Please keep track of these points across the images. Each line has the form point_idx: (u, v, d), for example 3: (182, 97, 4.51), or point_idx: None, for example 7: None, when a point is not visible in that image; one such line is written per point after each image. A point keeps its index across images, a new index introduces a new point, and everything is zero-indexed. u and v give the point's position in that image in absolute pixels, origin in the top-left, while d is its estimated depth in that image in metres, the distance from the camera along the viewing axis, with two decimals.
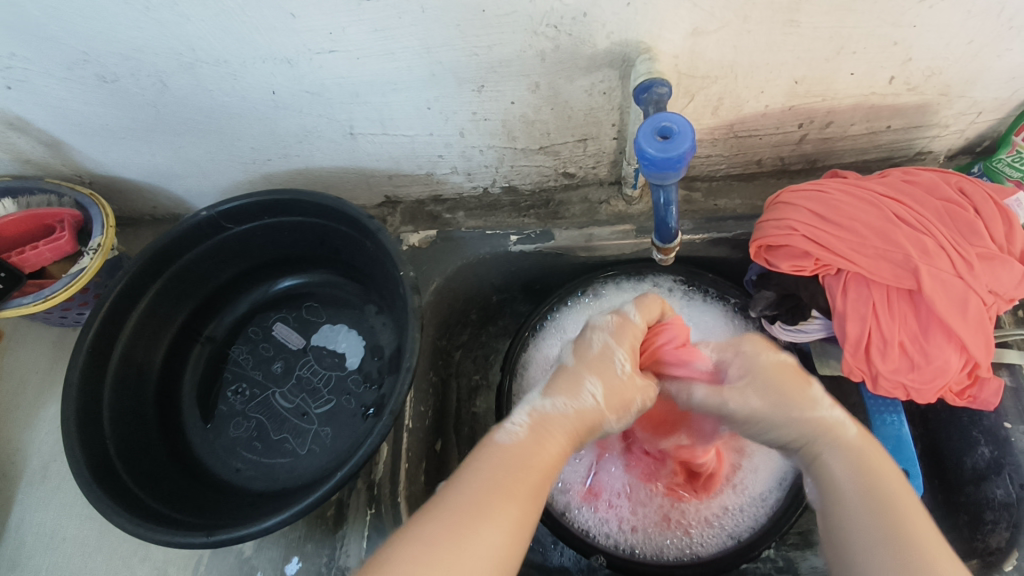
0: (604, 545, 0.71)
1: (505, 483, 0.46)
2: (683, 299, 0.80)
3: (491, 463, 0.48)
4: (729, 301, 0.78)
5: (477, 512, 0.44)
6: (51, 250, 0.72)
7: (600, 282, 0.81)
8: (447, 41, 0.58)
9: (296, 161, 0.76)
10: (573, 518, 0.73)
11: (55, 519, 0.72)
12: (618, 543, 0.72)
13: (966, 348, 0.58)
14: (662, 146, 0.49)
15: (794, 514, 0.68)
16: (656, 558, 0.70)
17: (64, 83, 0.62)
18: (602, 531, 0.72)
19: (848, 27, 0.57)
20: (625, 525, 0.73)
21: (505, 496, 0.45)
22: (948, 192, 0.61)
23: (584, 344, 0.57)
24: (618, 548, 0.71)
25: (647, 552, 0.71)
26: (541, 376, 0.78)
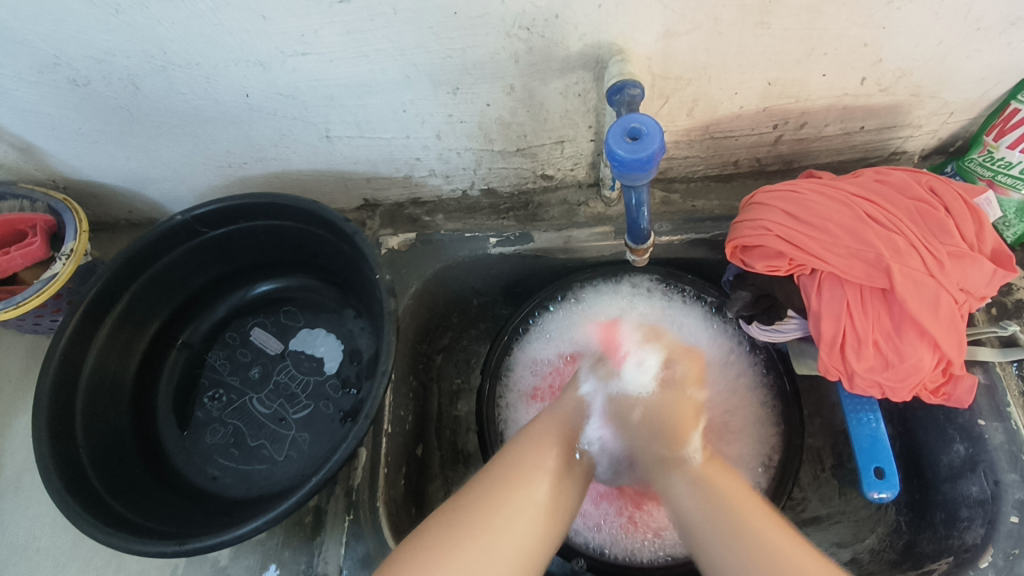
0: (576, 544, 0.71)
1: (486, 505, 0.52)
2: (662, 299, 0.80)
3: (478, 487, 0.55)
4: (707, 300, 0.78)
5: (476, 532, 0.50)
6: (22, 256, 0.71)
7: (578, 286, 0.81)
8: (421, 43, 0.58)
9: (273, 165, 0.75)
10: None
11: (28, 530, 0.71)
12: (587, 541, 0.72)
13: (939, 346, 0.58)
14: (632, 147, 0.48)
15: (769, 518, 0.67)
16: (626, 559, 0.70)
17: (35, 86, 0.62)
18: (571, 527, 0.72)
19: (818, 30, 0.57)
20: (594, 523, 0.73)
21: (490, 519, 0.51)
22: (919, 191, 0.62)
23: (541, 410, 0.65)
24: (587, 546, 0.71)
25: (617, 553, 0.71)
26: (528, 374, 0.81)
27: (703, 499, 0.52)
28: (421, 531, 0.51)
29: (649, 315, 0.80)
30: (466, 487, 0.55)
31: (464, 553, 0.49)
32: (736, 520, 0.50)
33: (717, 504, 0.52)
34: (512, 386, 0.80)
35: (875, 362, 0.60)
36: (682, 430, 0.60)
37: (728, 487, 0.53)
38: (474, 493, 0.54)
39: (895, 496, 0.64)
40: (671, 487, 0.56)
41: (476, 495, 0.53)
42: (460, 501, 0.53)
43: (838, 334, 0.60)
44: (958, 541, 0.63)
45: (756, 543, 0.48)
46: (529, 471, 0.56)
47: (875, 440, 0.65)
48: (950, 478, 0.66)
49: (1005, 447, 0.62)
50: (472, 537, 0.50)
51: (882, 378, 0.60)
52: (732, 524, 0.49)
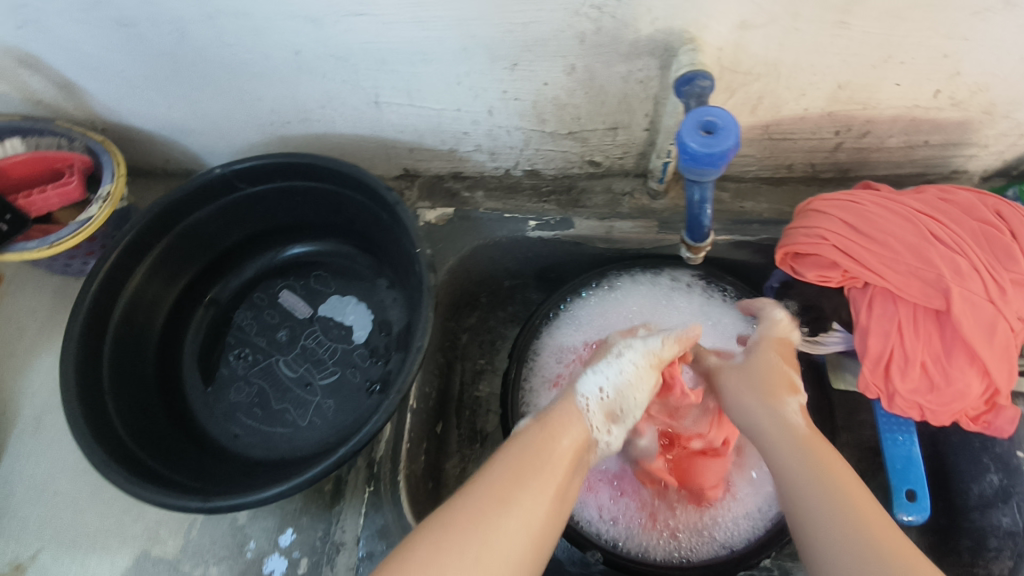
0: (588, 533, 0.70)
1: (497, 488, 0.47)
2: (701, 295, 0.78)
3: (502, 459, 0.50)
4: None
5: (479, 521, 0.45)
6: (59, 196, 0.69)
7: (615, 275, 0.80)
8: (483, 15, 0.55)
9: (316, 126, 0.74)
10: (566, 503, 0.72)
11: (47, 471, 0.71)
12: (601, 533, 0.71)
13: (989, 373, 0.56)
14: (704, 141, 0.47)
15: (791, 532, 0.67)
16: (640, 556, 0.69)
17: (76, 24, 0.60)
18: (585, 517, 0.72)
19: (898, 35, 0.55)
20: (611, 515, 0.72)
21: (502, 500, 0.46)
22: (985, 214, 0.60)
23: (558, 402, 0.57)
24: (600, 537, 0.71)
25: (631, 548, 0.70)
26: (553, 361, 0.79)
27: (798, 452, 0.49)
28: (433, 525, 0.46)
29: (685, 309, 0.78)
30: (482, 470, 0.50)
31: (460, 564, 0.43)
32: (861, 509, 0.44)
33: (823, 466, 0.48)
34: (538, 373, 0.78)
35: (920, 384, 0.58)
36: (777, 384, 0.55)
37: (839, 468, 0.48)
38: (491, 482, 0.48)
39: (923, 519, 0.64)
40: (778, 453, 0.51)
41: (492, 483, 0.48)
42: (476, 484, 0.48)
43: (885, 351, 0.59)
44: None
45: (860, 515, 0.44)
46: (537, 465, 0.50)
47: (909, 461, 0.64)
48: (980, 507, 0.65)
49: None
50: (478, 544, 0.44)
51: (924, 400, 0.58)
52: (860, 511, 0.44)
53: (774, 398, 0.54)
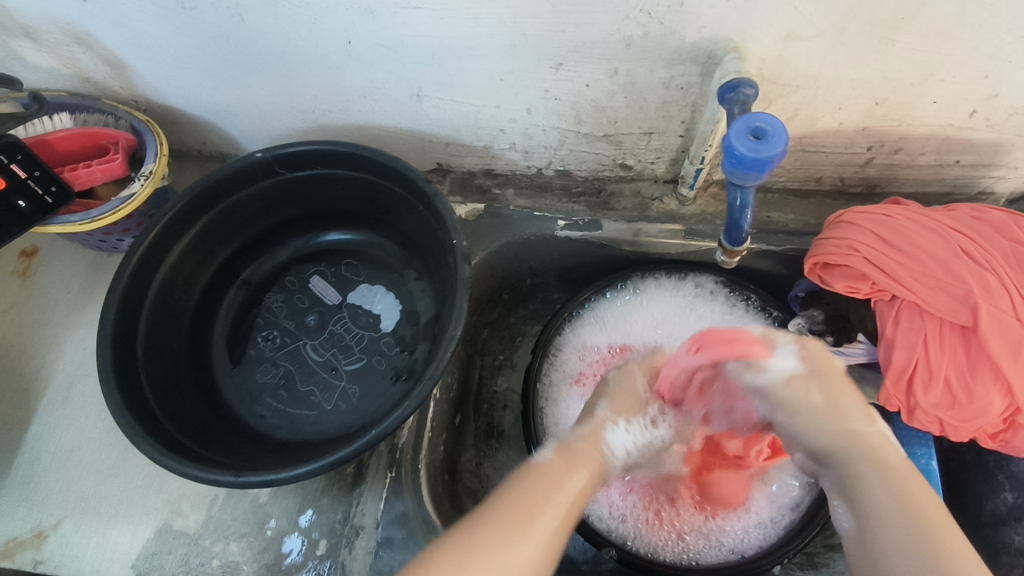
0: (598, 526, 0.71)
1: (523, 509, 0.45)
2: (724, 303, 0.80)
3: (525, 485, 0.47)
4: (771, 313, 0.77)
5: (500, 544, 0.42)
6: (103, 171, 0.71)
7: (639, 278, 0.81)
8: (536, 14, 0.57)
9: (356, 116, 0.75)
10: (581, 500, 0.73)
11: (74, 440, 0.72)
12: (610, 528, 0.72)
13: (1011, 392, 0.57)
14: (753, 146, 0.48)
15: (804, 541, 0.67)
16: (648, 554, 0.70)
17: (140, 3, 0.61)
18: (595, 511, 0.72)
19: (942, 54, 0.56)
20: (619, 513, 0.73)
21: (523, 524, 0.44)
22: (1017, 234, 0.60)
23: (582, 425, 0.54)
24: (609, 532, 0.71)
25: (639, 546, 0.71)
26: (576, 359, 0.81)
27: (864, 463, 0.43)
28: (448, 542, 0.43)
29: (708, 316, 0.80)
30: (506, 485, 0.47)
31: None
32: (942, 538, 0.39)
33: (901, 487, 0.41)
34: (561, 370, 0.80)
35: (942, 399, 0.59)
36: (830, 408, 0.47)
37: (917, 485, 0.41)
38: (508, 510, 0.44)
39: None
40: (860, 479, 0.43)
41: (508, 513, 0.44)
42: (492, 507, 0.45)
43: (909, 364, 0.60)
44: None
45: (935, 537, 0.39)
46: (548, 500, 0.46)
47: (927, 475, 0.65)
48: (993, 524, 0.66)
49: None
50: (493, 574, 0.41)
51: (945, 416, 0.59)
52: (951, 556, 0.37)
53: (849, 424, 0.46)
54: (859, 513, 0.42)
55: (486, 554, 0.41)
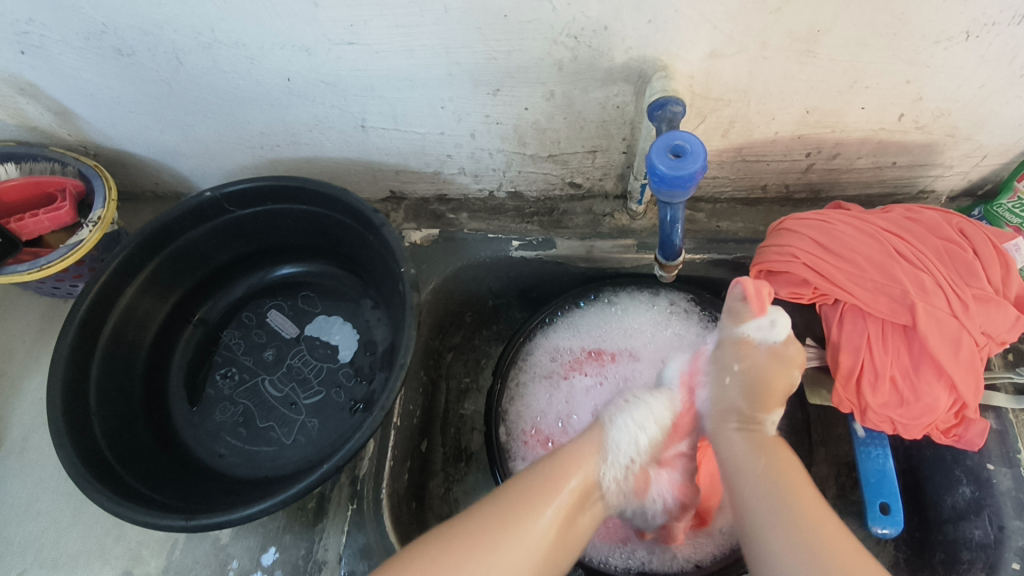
0: None
1: (506, 514, 0.53)
2: (699, 324, 0.79)
3: (505, 493, 0.55)
4: None
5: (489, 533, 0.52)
6: (50, 219, 0.71)
7: (611, 291, 0.81)
8: (467, 43, 0.58)
9: (305, 150, 0.76)
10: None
11: (32, 492, 0.71)
12: None
13: (955, 388, 0.58)
14: (673, 164, 0.50)
15: None
16: (600, 563, 0.70)
17: (79, 52, 0.61)
18: None
19: (863, 62, 0.57)
20: None
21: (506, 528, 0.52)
22: (948, 232, 0.62)
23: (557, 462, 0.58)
24: None
25: (592, 555, 0.70)
26: (547, 359, 0.81)
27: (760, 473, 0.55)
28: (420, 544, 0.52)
29: (685, 335, 0.79)
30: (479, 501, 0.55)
31: (490, 552, 0.51)
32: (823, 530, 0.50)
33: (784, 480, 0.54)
34: (533, 380, 0.80)
35: (890, 398, 0.60)
36: (772, 390, 0.60)
37: (805, 492, 0.53)
38: (481, 514, 0.53)
39: (898, 533, 0.65)
40: (739, 485, 0.56)
41: (485, 518, 0.53)
42: (469, 515, 0.54)
43: (856, 366, 0.60)
44: None
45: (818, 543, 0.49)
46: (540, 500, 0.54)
47: (883, 475, 0.66)
48: (954, 519, 0.67)
49: (1012, 494, 0.62)
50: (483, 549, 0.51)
51: (895, 414, 0.60)
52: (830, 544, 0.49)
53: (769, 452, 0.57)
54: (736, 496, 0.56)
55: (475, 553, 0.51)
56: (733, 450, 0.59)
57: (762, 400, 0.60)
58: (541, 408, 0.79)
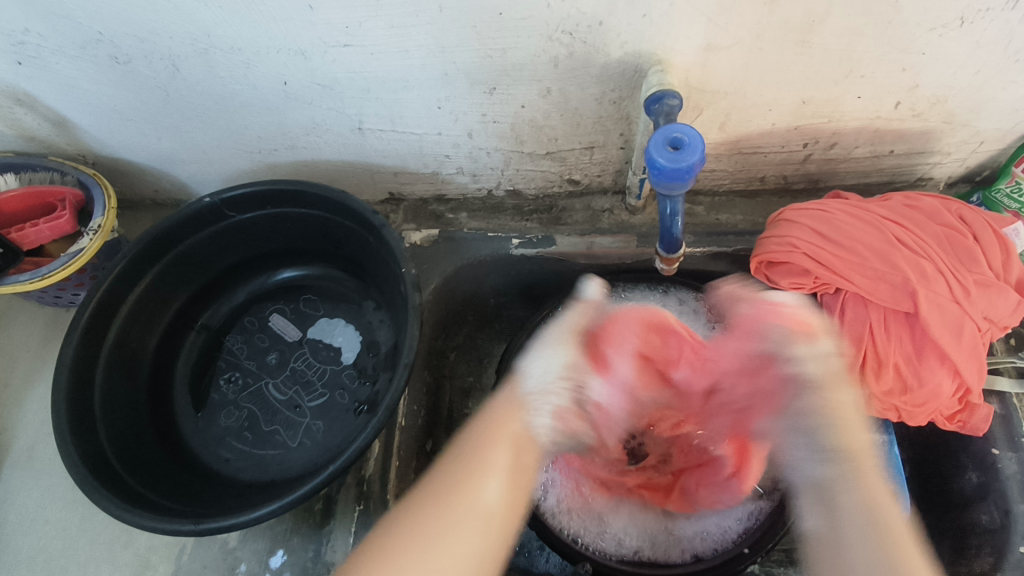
0: (549, 519, 0.71)
1: (439, 499, 0.48)
2: (707, 323, 0.78)
3: (444, 469, 0.51)
4: None
5: (441, 522, 0.46)
6: (50, 228, 0.72)
7: (624, 288, 0.80)
8: (462, 42, 0.58)
9: (303, 153, 0.76)
10: (537, 501, 0.73)
11: (39, 501, 0.71)
12: (558, 520, 0.72)
13: (959, 373, 0.58)
14: (672, 157, 0.51)
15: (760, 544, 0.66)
16: (591, 547, 0.70)
17: (75, 61, 0.62)
18: (546, 502, 0.73)
19: (858, 51, 0.57)
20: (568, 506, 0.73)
21: (458, 508, 0.47)
22: (948, 218, 0.62)
23: (472, 433, 0.54)
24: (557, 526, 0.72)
25: (583, 539, 0.71)
26: None
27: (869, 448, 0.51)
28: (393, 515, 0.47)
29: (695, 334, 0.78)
30: (423, 480, 0.50)
31: (429, 547, 0.45)
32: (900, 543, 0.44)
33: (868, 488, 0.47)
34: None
35: (894, 385, 0.60)
36: (859, 447, 0.50)
37: (896, 514, 0.46)
38: (423, 506, 0.47)
39: (905, 520, 0.65)
40: (835, 498, 0.48)
41: (426, 502, 0.48)
42: (421, 489, 0.49)
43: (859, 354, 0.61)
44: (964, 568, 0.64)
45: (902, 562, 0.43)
46: (467, 478, 0.49)
47: (888, 463, 0.66)
48: (961, 506, 0.67)
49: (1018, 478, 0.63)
50: (439, 535, 0.45)
51: (899, 402, 0.60)
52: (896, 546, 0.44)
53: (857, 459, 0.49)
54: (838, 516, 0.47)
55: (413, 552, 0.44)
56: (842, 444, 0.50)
57: (847, 441, 0.50)
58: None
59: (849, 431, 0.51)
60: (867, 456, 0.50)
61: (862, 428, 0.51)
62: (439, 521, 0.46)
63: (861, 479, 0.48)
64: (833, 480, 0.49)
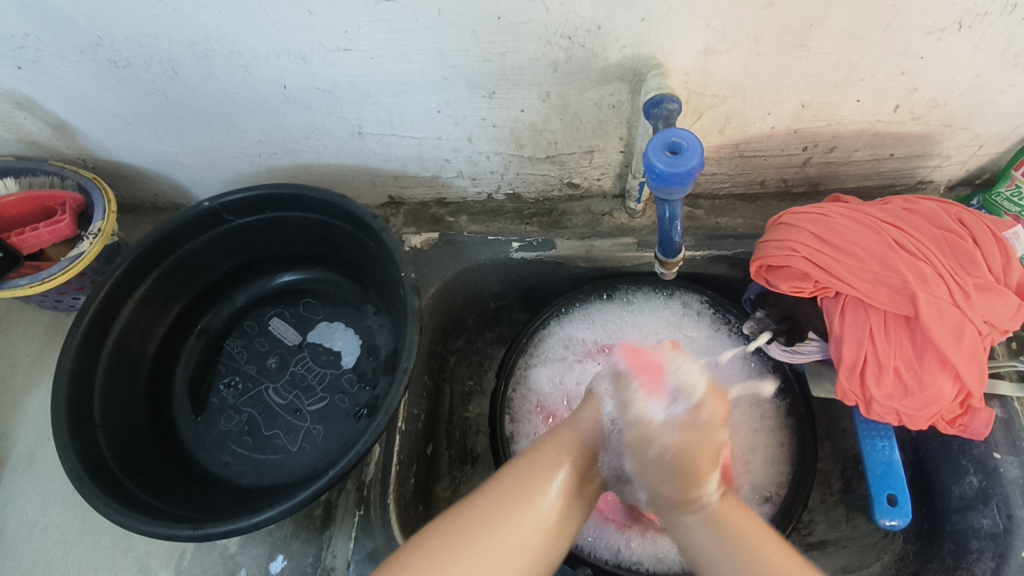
0: None
1: (495, 506, 0.52)
2: (709, 325, 0.79)
3: (497, 483, 0.54)
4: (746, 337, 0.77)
5: (496, 523, 0.50)
6: (50, 232, 0.72)
7: (628, 289, 0.81)
8: (461, 46, 0.58)
9: (303, 157, 0.76)
10: None
11: (39, 505, 0.71)
12: None
13: (960, 377, 0.58)
14: (671, 161, 0.51)
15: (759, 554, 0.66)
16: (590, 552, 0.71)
17: (75, 66, 0.62)
18: None
19: (857, 55, 0.57)
20: None
21: (507, 518, 0.51)
22: (948, 221, 0.62)
23: (539, 452, 0.57)
24: None
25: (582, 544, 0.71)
26: (559, 348, 0.81)
27: (723, 547, 0.52)
28: (429, 528, 0.51)
29: (696, 337, 0.79)
30: (475, 493, 0.53)
31: (476, 548, 0.49)
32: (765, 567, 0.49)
33: (731, 537, 0.52)
34: (544, 363, 0.80)
35: (894, 389, 0.60)
36: (701, 466, 0.54)
37: (745, 524, 0.53)
38: (476, 508, 0.52)
39: (907, 524, 0.64)
40: (693, 538, 0.54)
41: (482, 506, 0.52)
42: (480, 494, 0.53)
43: (859, 358, 0.60)
44: (965, 572, 0.64)
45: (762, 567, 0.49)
46: (531, 489, 0.53)
47: (889, 467, 0.66)
48: (961, 510, 0.67)
49: (1020, 482, 0.62)
50: (491, 534, 0.50)
51: (900, 406, 0.60)
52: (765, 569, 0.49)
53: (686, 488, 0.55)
54: (682, 538, 0.55)
55: (466, 552, 0.49)
56: (644, 470, 0.57)
57: (687, 481, 0.55)
58: (549, 389, 0.79)
59: (681, 472, 0.55)
60: (700, 493, 0.55)
61: (694, 435, 0.55)
62: (490, 523, 0.50)
63: (699, 510, 0.55)
64: (684, 506, 0.55)
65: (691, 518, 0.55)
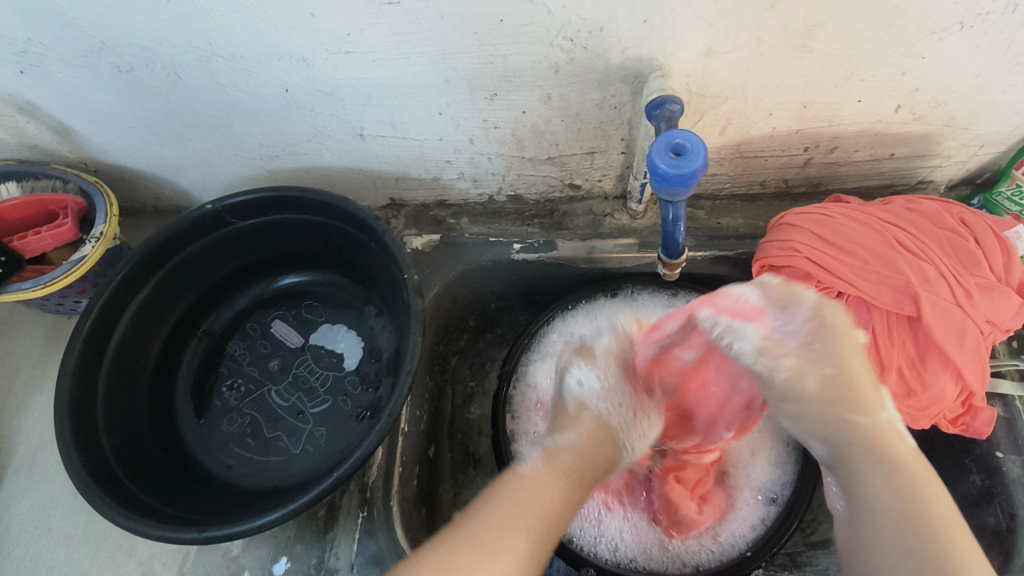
0: None
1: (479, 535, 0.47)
2: None
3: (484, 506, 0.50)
4: None
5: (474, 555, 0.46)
6: (52, 236, 0.71)
7: (632, 290, 0.81)
8: (463, 49, 0.58)
9: (304, 160, 0.76)
10: None
11: (42, 509, 0.71)
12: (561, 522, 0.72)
13: (963, 377, 0.58)
14: (674, 163, 0.51)
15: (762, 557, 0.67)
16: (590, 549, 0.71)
17: (78, 70, 0.62)
18: None
19: (858, 56, 0.58)
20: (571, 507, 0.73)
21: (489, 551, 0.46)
22: (949, 221, 0.62)
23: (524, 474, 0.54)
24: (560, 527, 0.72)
25: (583, 542, 0.71)
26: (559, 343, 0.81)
27: (889, 469, 0.46)
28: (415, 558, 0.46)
29: None
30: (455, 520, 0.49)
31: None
32: (945, 526, 0.42)
33: (907, 478, 0.45)
34: (545, 360, 0.80)
35: (898, 389, 0.60)
36: (866, 390, 0.50)
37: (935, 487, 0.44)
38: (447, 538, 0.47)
39: None
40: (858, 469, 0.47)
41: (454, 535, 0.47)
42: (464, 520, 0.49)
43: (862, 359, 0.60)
44: None
45: (940, 532, 0.42)
46: (515, 515, 0.49)
47: None
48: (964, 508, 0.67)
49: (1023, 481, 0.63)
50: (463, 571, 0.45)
51: (903, 405, 0.60)
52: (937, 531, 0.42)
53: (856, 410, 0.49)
54: (858, 498, 0.46)
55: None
56: (824, 428, 0.50)
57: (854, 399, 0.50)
58: (548, 385, 0.79)
59: (853, 392, 0.50)
60: (866, 414, 0.49)
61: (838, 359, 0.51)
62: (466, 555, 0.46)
63: (878, 441, 0.48)
64: (840, 446, 0.49)
65: (854, 420, 0.49)
